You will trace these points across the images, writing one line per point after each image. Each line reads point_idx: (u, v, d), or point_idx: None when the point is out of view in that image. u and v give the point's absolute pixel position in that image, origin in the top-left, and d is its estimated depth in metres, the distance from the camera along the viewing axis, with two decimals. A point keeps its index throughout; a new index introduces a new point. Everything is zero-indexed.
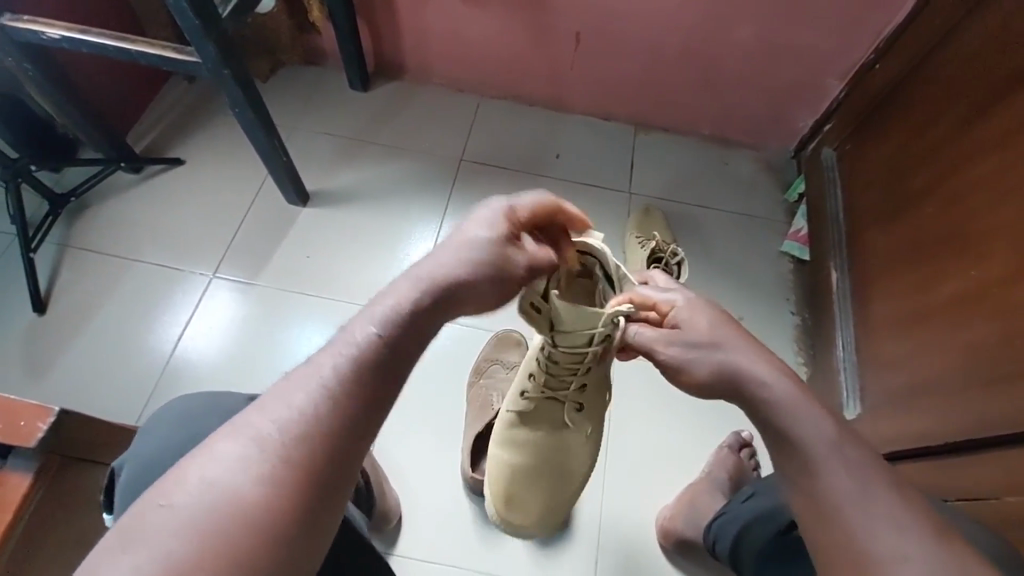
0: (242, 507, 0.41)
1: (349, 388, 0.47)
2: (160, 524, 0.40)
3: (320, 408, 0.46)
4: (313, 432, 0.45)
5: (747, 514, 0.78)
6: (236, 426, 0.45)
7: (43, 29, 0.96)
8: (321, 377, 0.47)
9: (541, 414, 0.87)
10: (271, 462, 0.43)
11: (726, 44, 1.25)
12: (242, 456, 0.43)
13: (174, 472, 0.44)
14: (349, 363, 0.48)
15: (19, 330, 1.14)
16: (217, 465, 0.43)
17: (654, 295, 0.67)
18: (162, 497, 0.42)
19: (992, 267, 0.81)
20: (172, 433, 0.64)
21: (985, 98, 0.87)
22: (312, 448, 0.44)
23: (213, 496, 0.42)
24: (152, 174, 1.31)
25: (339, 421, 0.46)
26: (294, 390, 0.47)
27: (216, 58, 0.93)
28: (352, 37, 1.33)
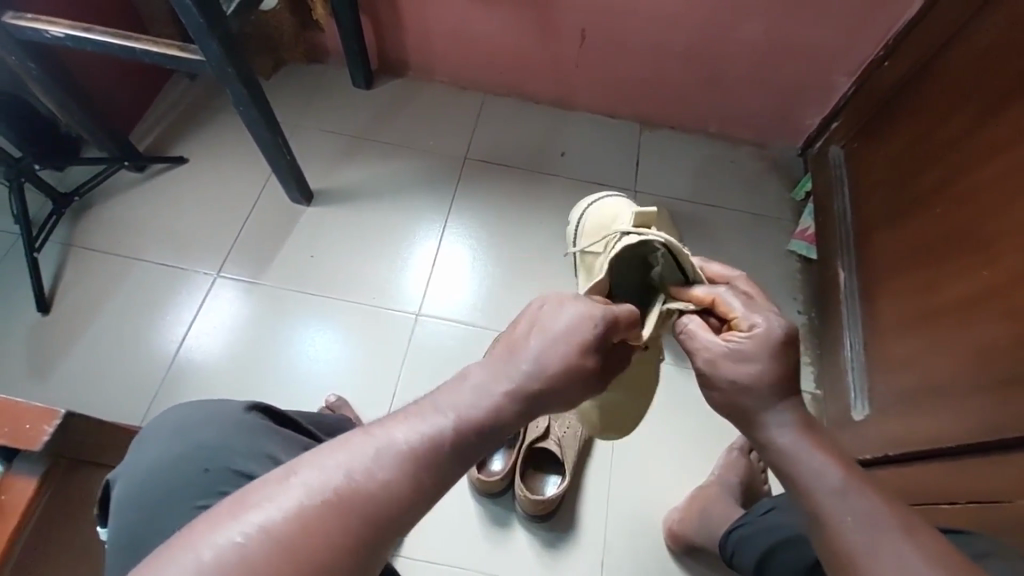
0: (309, 560, 0.38)
1: (428, 453, 0.44)
2: (225, 561, 0.37)
3: (403, 473, 0.43)
4: (387, 498, 0.42)
5: (769, 528, 0.78)
6: (318, 466, 0.42)
7: (46, 27, 0.95)
8: (408, 438, 0.44)
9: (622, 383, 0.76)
10: (345, 514, 0.40)
11: (733, 41, 1.24)
12: (319, 504, 0.40)
13: (240, 504, 0.40)
14: (438, 430, 0.46)
15: (24, 330, 1.13)
16: (292, 508, 0.39)
17: (735, 310, 0.62)
18: (230, 529, 0.38)
19: (1001, 270, 0.80)
20: (172, 441, 0.63)
21: (996, 97, 0.86)
22: (385, 511, 0.42)
23: (283, 543, 0.38)
24: (155, 172, 1.30)
25: (414, 492, 0.43)
26: (376, 443, 0.44)
27: (220, 55, 0.92)
28: (355, 35, 1.32)
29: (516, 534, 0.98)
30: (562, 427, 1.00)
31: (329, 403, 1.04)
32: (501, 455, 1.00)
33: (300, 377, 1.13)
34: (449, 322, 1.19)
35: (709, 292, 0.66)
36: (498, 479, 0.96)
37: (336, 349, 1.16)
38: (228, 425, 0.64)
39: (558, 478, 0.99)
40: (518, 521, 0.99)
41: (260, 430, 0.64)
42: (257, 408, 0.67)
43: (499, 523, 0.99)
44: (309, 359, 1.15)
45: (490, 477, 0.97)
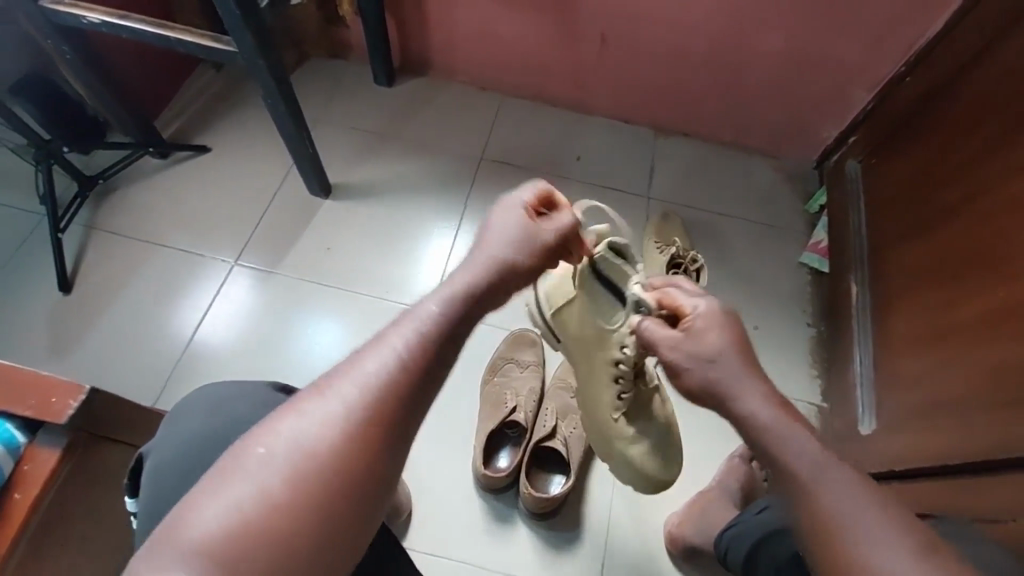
0: (329, 459, 0.46)
1: (415, 358, 0.51)
2: (259, 467, 0.45)
3: (392, 379, 0.50)
4: (389, 402, 0.49)
5: (760, 524, 0.78)
6: (326, 387, 0.49)
7: (82, 13, 0.97)
8: (396, 346, 0.51)
9: (636, 403, 0.88)
10: (354, 419, 0.48)
11: (754, 52, 1.25)
12: (329, 414, 0.48)
13: (269, 421, 0.48)
14: (422, 331, 0.53)
15: (45, 308, 1.16)
16: (307, 421, 0.47)
17: (681, 300, 0.66)
18: (257, 443, 0.47)
19: (1014, 289, 0.80)
20: (207, 416, 0.66)
21: (1015, 119, 0.86)
22: (392, 414, 0.49)
23: (304, 449, 0.46)
24: (178, 160, 1.32)
25: (414, 398, 0.50)
26: (370, 356, 0.51)
27: (253, 48, 0.94)
28: (379, 31, 1.33)
29: (518, 531, 0.99)
30: (569, 426, 1.02)
31: None
32: (507, 452, 1.02)
33: (312, 366, 1.14)
34: None
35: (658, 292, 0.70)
36: (504, 476, 0.97)
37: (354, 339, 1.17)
38: (257, 405, 0.67)
39: (562, 478, 1.00)
40: (521, 518, 1.00)
41: None
42: (281, 390, 0.72)
43: (501, 519, 1.00)
44: (322, 349, 1.16)
45: (494, 473, 0.97)
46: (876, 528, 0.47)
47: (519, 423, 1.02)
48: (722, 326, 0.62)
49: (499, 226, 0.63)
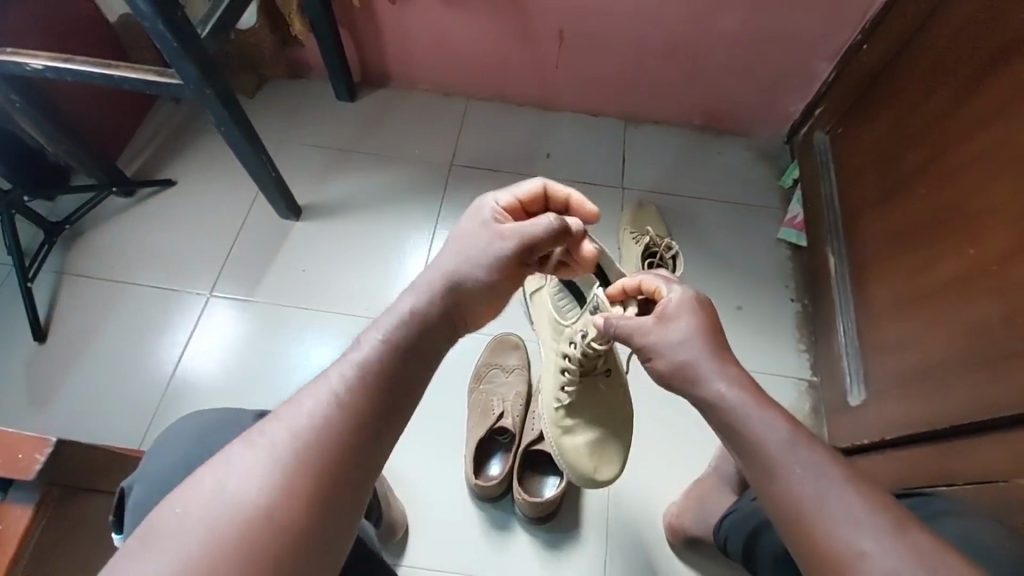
0: (258, 516, 0.41)
1: (353, 395, 0.47)
2: (175, 531, 0.40)
3: (327, 418, 0.45)
4: (325, 445, 0.44)
5: (756, 509, 0.78)
6: (256, 433, 0.45)
7: (25, 60, 0.96)
8: (334, 384, 0.47)
9: (584, 395, 0.91)
10: (286, 468, 0.43)
11: (710, 33, 1.24)
12: (256, 463, 0.43)
13: (186, 480, 0.43)
14: (364, 365, 0.49)
15: (22, 359, 1.14)
16: (232, 473, 0.42)
17: (657, 283, 0.70)
18: (174, 502, 0.42)
19: (987, 247, 0.80)
20: (191, 447, 0.65)
21: (974, 75, 0.86)
22: (332, 457, 0.44)
23: (228, 506, 0.41)
24: (144, 196, 1.31)
25: (353, 437, 0.46)
26: (305, 395, 0.46)
27: (197, 78, 0.93)
28: (334, 48, 1.32)
29: (518, 537, 0.98)
30: None
31: None
32: (499, 459, 1.01)
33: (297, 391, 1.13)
34: None
35: (635, 278, 0.73)
36: (496, 484, 0.96)
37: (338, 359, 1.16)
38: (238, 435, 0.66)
39: (557, 479, 0.99)
40: (519, 524, 0.99)
41: None
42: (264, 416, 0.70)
43: (500, 527, 0.99)
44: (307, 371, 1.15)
45: (487, 482, 0.97)
46: (850, 510, 0.45)
47: (508, 429, 1.01)
48: (690, 314, 0.64)
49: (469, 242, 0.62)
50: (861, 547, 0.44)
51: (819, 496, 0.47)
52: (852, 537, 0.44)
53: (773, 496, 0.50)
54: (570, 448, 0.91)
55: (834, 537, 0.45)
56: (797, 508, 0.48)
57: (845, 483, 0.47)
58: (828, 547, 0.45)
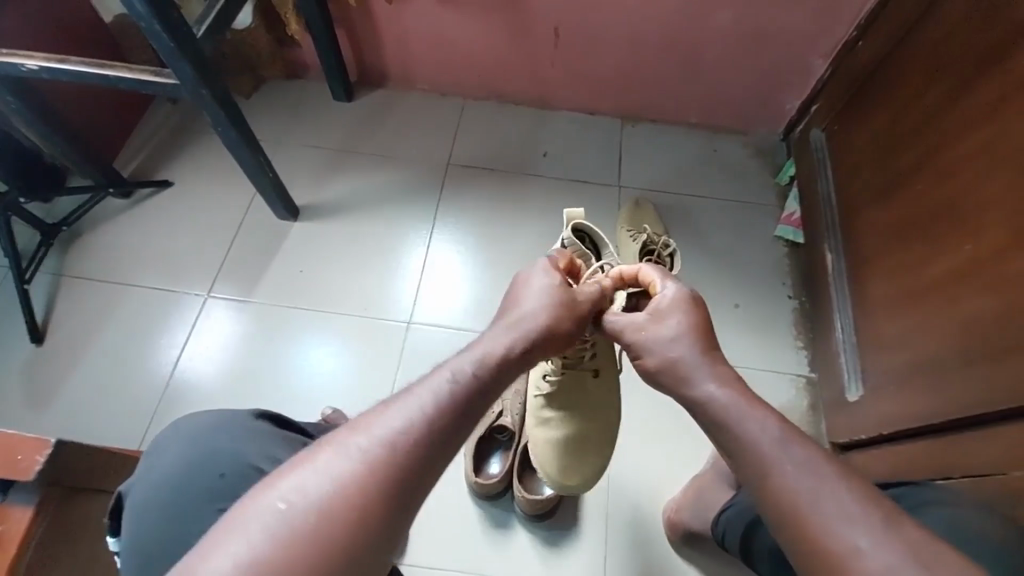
0: (345, 517, 0.44)
1: (444, 418, 0.51)
2: (271, 524, 0.43)
3: (420, 435, 0.49)
4: (412, 459, 0.48)
5: (754, 504, 0.79)
6: (349, 437, 0.48)
7: (20, 61, 0.95)
8: (422, 403, 0.51)
9: (564, 392, 0.88)
10: (377, 475, 0.46)
11: (706, 31, 1.24)
12: (351, 468, 0.46)
13: (276, 476, 0.46)
14: (452, 392, 0.53)
15: (20, 361, 1.14)
16: (326, 474, 0.45)
17: (653, 277, 0.72)
18: (275, 496, 0.44)
19: (983, 242, 0.80)
20: (183, 449, 0.65)
21: (969, 71, 0.86)
22: (417, 472, 0.48)
23: (321, 505, 0.44)
24: (141, 198, 1.31)
25: (432, 455, 0.49)
26: (397, 409, 0.50)
27: (194, 78, 0.93)
28: (331, 48, 1.32)
29: (517, 536, 0.98)
30: None
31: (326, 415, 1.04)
32: (498, 457, 1.01)
33: (295, 391, 1.13)
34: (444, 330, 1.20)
35: (633, 268, 0.74)
36: (496, 483, 0.96)
37: (336, 359, 1.16)
38: (238, 434, 0.66)
39: None
40: (518, 522, 0.99)
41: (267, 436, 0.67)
42: (264, 416, 0.70)
43: (499, 525, 0.99)
44: (306, 372, 1.15)
45: (487, 480, 0.97)
46: (841, 505, 0.46)
47: (507, 428, 1.00)
48: (682, 314, 0.66)
49: (529, 290, 0.70)
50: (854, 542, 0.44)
51: (810, 492, 0.47)
52: (845, 530, 0.44)
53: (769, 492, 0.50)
54: (541, 441, 0.91)
55: (831, 532, 0.45)
56: (786, 501, 0.48)
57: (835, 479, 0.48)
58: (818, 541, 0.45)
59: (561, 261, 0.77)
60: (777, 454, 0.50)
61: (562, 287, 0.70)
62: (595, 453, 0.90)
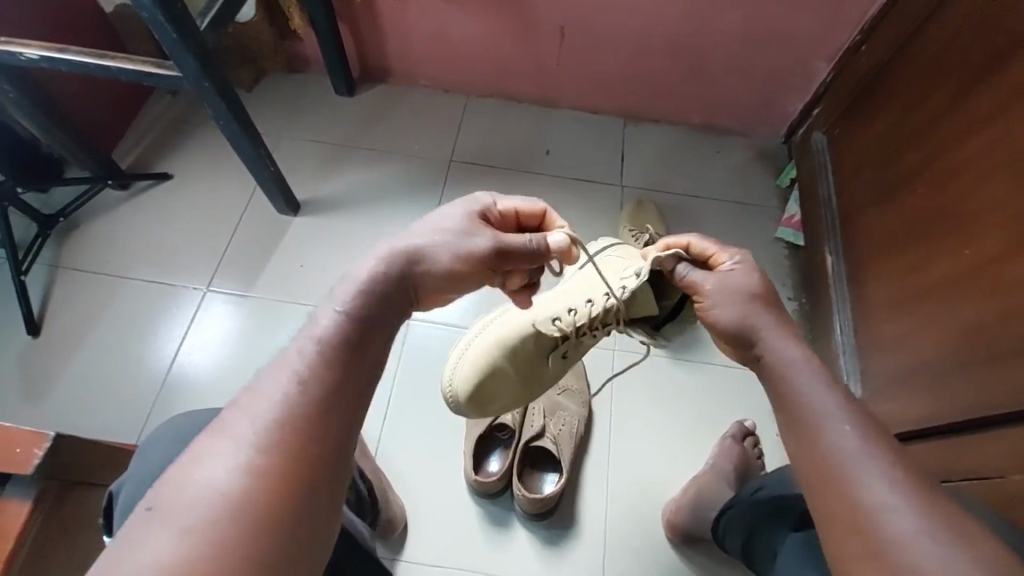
0: (236, 497, 0.42)
1: (317, 374, 0.50)
2: (158, 524, 0.41)
3: (295, 397, 0.48)
4: (292, 424, 0.47)
5: (754, 506, 0.77)
6: (221, 423, 0.47)
7: (20, 49, 0.94)
8: (293, 366, 0.50)
9: (546, 342, 0.85)
10: (254, 448, 0.45)
11: (711, 33, 1.25)
12: (228, 450, 0.44)
13: (159, 479, 0.44)
14: (315, 346, 0.52)
15: (16, 353, 1.13)
16: (203, 461, 0.44)
17: (711, 247, 0.66)
18: (181, 487, 0.43)
19: (985, 247, 0.80)
20: (175, 447, 0.65)
21: (972, 77, 0.87)
22: (304, 435, 0.46)
23: (204, 491, 0.42)
24: (140, 189, 1.30)
25: (315, 415, 0.48)
26: (267, 383, 0.49)
27: (197, 70, 0.92)
28: (334, 42, 1.31)
29: (516, 534, 0.98)
30: (557, 424, 1.01)
31: None
32: (498, 455, 1.01)
33: None
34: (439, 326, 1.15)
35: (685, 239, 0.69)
36: (495, 480, 0.96)
37: None
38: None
39: (555, 476, 1.00)
40: (517, 520, 0.99)
41: None
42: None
43: (499, 523, 0.99)
44: None
45: (487, 479, 0.97)
46: (875, 477, 0.47)
47: (507, 426, 1.00)
48: (752, 280, 0.63)
49: (439, 223, 0.64)
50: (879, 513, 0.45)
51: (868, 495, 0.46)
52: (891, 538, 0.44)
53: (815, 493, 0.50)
54: (485, 353, 0.87)
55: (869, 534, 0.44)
56: (821, 465, 0.50)
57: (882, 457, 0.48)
58: (844, 505, 0.47)
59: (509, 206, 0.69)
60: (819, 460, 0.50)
61: (473, 225, 0.64)
62: (510, 393, 0.87)
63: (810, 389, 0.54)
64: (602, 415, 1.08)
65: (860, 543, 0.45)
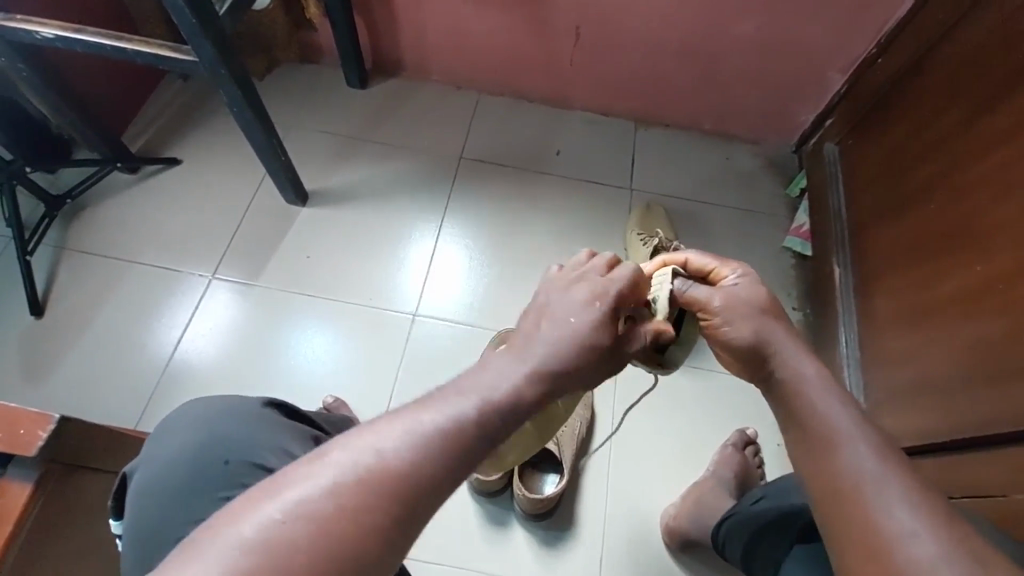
0: (325, 542, 0.38)
1: (449, 448, 0.42)
2: (246, 542, 0.37)
3: (420, 465, 0.41)
4: (405, 487, 0.40)
5: (754, 515, 0.79)
6: (342, 450, 0.41)
7: (36, 28, 0.93)
8: (430, 425, 0.42)
9: None
10: (364, 499, 0.39)
11: (726, 39, 1.24)
12: (341, 486, 0.39)
13: (273, 484, 0.40)
14: (457, 418, 0.43)
15: (18, 333, 1.13)
16: (316, 490, 0.39)
17: (709, 262, 0.65)
18: (271, 507, 0.38)
19: (995, 265, 0.80)
20: (191, 434, 0.64)
21: (988, 94, 0.86)
22: (408, 504, 0.40)
23: (302, 526, 0.38)
24: (148, 174, 1.29)
25: (425, 484, 0.41)
26: (404, 430, 0.42)
27: (213, 56, 0.92)
28: (348, 33, 1.31)
29: (514, 534, 0.98)
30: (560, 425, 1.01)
31: (327, 403, 1.03)
32: None
33: (294, 377, 1.12)
34: (445, 323, 1.19)
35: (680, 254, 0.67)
36: (496, 479, 0.96)
37: (333, 350, 1.15)
38: (240, 422, 0.65)
39: (556, 477, 1.00)
40: (516, 520, 0.99)
41: (275, 424, 0.65)
42: (272, 404, 0.69)
43: (497, 523, 0.99)
44: (310, 359, 1.14)
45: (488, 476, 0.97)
46: (898, 504, 0.46)
47: None
48: (756, 289, 0.62)
49: (568, 301, 0.50)
50: (904, 540, 0.44)
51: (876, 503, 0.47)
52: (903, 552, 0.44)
53: (827, 507, 0.50)
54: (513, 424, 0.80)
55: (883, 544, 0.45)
56: (846, 492, 0.48)
57: (898, 475, 0.48)
58: (865, 532, 0.46)
59: (605, 262, 0.54)
60: (833, 471, 0.50)
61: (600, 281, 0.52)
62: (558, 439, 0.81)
63: (837, 412, 0.53)
64: (604, 417, 1.08)
65: (884, 574, 0.44)
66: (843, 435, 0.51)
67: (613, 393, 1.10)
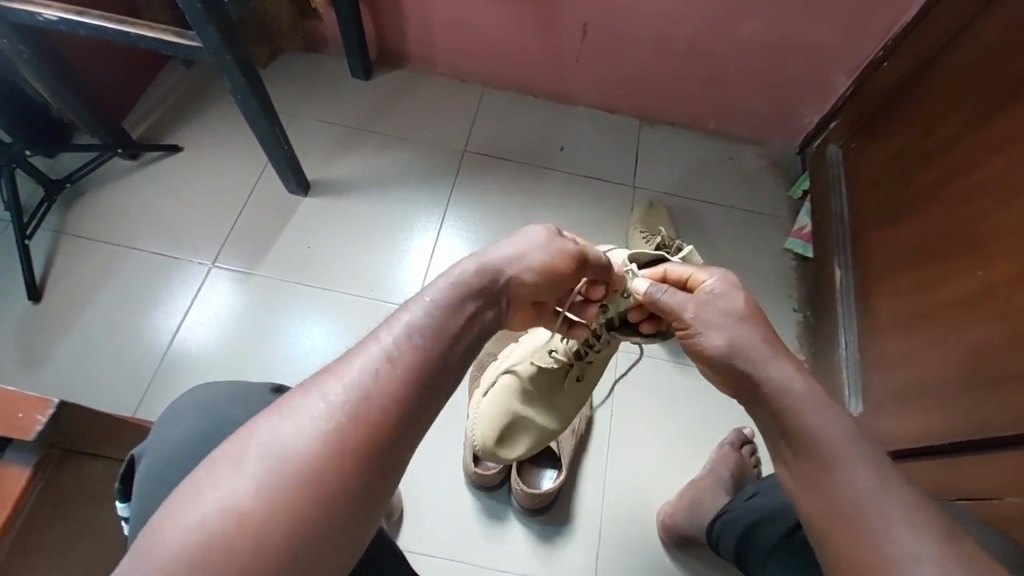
0: (307, 481, 0.40)
1: (405, 368, 0.45)
2: (230, 494, 0.39)
3: (383, 391, 0.44)
4: (374, 415, 0.43)
5: (748, 511, 0.79)
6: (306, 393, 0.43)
7: (38, 10, 0.92)
8: (386, 348, 0.46)
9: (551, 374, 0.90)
10: (334, 432, 0.41)
11: (733, 39, 1.24)
12: (310, 427, 0.41)
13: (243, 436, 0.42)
14: (411, 336, 0.47)
15: (16, 317, 1.12)
16: (285, 434, 0.41)
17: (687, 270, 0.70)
18: (228, 465, 0.40)
19: (997, 269, 0.80)
20: (197, 419, 0.64)
21: (994, 98, 0.86)
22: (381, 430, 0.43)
23: (279, 469, 0.40)
24: (149, 160, 1.28)
25: (393, 411, 0.43)
26: (360, 363, 0.45)
27: (217, 40, 0.91)
28: (353, 23, 1.30)
29: (512, 528, 0.98)
30: None
31: None
32: None
33: (292, 366, 1.12)
34: None
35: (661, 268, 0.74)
36: (494, 472, 0.96)
37: (331, 341, 1.15)
38: (256, 405, 0.65)
39: (553, 472, 1.00)
40: (514, 514, 0.99)
41: None
42: (279, 390, 0.70)
43: (495, 516, 0.99)
44: (308, 350, 1.14)
45: (487, 471, 0.97)
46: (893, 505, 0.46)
47: None
48: (734, 295, 0.65)
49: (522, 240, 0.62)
50: (904, 561, 0.42)
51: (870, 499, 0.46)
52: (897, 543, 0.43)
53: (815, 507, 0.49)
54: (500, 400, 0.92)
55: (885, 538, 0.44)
56: (841, 505, 0.47)
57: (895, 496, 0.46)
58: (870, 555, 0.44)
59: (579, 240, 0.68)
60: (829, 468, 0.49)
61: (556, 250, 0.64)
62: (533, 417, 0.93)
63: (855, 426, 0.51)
64: (603, 414, 1.08)
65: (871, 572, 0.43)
66: (842, 435, 0.51)
67: (612, 391, 1.10)
